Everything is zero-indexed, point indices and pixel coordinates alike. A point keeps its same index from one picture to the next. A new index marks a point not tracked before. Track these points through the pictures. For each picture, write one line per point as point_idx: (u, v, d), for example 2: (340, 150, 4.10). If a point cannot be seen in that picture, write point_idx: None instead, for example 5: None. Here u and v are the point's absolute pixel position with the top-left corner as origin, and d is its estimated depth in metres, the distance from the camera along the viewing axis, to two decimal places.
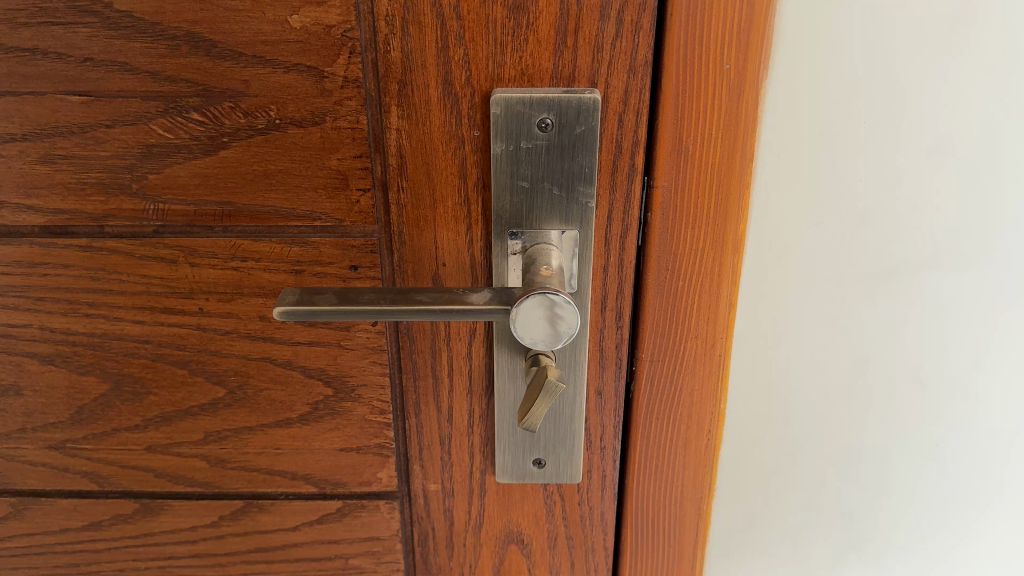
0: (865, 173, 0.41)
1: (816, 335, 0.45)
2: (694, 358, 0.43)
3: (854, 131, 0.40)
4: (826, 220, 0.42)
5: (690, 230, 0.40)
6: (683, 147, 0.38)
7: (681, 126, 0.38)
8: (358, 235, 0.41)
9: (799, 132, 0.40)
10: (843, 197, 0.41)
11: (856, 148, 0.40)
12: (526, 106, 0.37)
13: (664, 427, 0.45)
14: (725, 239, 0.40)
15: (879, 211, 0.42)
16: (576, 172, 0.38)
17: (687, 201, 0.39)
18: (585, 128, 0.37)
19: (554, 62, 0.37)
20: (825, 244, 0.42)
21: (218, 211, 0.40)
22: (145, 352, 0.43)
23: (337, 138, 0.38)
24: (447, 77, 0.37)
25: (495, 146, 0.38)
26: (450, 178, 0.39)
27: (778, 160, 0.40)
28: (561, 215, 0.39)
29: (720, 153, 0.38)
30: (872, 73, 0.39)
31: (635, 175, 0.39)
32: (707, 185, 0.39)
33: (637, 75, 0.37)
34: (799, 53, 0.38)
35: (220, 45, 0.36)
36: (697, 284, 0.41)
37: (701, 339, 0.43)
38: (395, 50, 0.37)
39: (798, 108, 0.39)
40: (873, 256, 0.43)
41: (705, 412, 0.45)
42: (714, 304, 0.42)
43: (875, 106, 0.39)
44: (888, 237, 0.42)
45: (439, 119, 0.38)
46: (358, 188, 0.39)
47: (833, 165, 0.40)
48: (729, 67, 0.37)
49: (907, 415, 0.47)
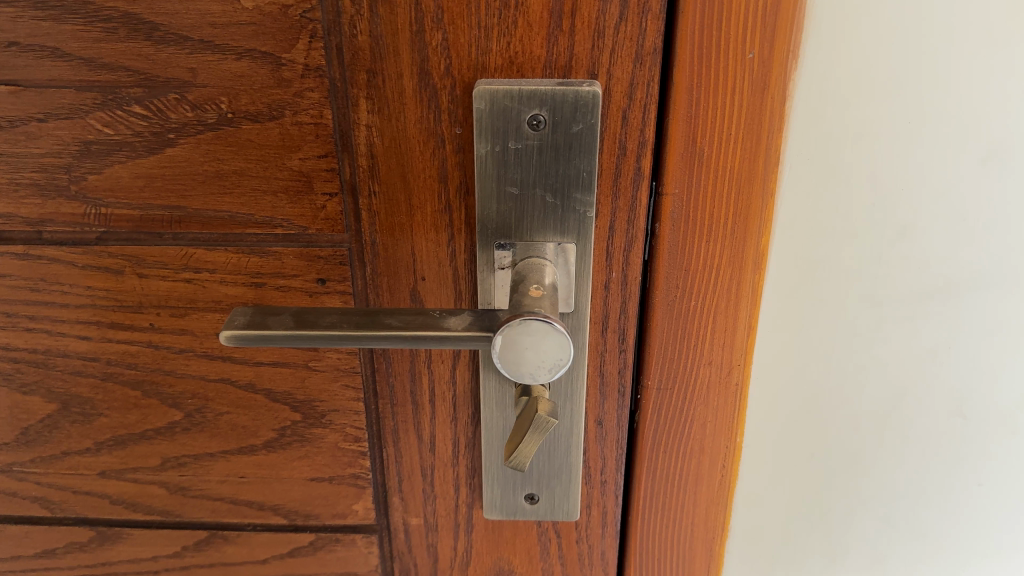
0: (910, 183, 0.35)
1: (848, 365, 0.39)
2: (708, 387, 0.38)
3: (898, 133, 0.34)
4: (863, 235, 0.36)
5: (705, 244, 0.35)
6: (698, 150, 0.33)
7: (695, 124, 0.33)
8: (325, 245, 0.36)
9: (832, 134, 0.34)
10: (883, 210, 0.36)
11: (898, 154, 0.35)
12: (515, 100, 0.32)
13: (674, 461, 0.40)
14: (745, 256, 0.35)
15: (922, 226, 0.36)
16: (573, 177, 0.33)
17: (701, 210, 0.34)
18: (582, 126, 0.32)
19: (547, 50, 0.32)
20: (859, 262, 0.37)
21: (167, 216, 0.35)
22: (93, 371, 0.39)
23: (299, 135, 0.33)
24: (423, 65, 0.32)
25: (479, 146, 0.33)
26: (429, 182, 0.34)
27: (810, 166, 0.35)
28: (555, 225, 0.34)
29: (741, 157, 0.33)
30: (919, 65, 0.33)
31: (641, 179, 0.34)
32: (725, 192, 0.34)
33: (645, 64, 0.32)
34: (836, 42, 0.33)
35: (161, 28, 0.32)
36: (713, 303, 0.36)
37: (715, 367, 0.38)
38: (362, 34, 0.31)
39: (834, 106, 0.34)
40: (915, 275, 0.37)
41: (719, 444, 0.40)
42: (731, 326, 0.37)
43: (922, 105, 0.34)
44: (933, 254, 0.37)
45: (416, 114, 0.33)
46: (324, 192, 0.35)
47: (872, 173, 0.35)
48: (752, 57, 0.31)
49: (946, 449, 0.42)
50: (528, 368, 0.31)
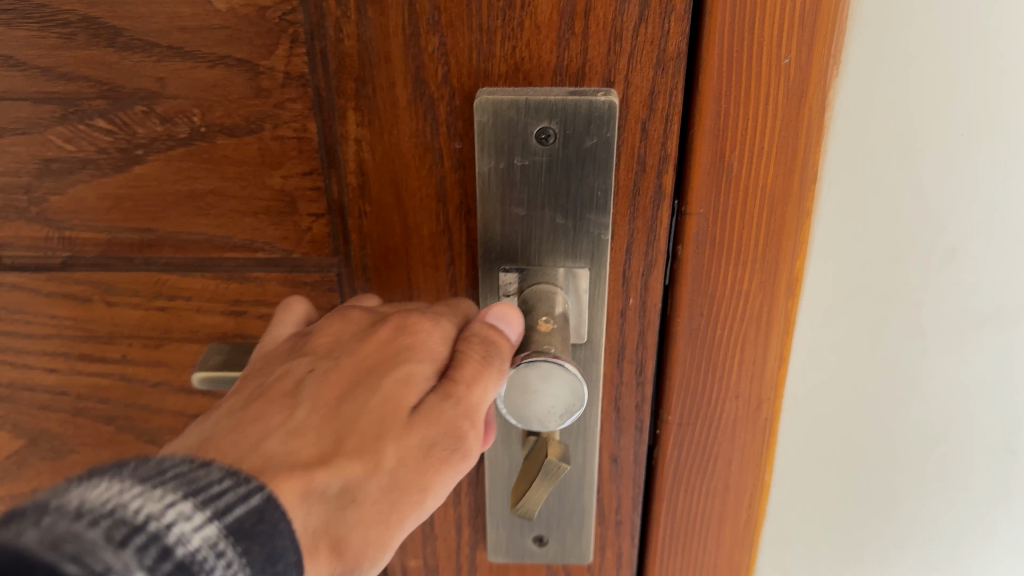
0: (962, 200, 0.31)
1: (886, 397, 0.36)
2: (733, 424, 0.35)
3: (951, 144, 0.30)
4: (908, 257, 0.32)
5: (732, 267, 0.32)
6: (726, 166, 0.30)
7: (723, 137, 0.29)
8: (312, 270, 0.32)
9: (876, 146, 0.31)
10: (930, 229, 0.32)
11: (950, 169, 0.31)
12: (521, 112, 0.29)
13: (695, 502, 0.37)
14: (777, 281, 0.32)
15: (974, 247, 0.32)
16: (586, 196, 0.30)
17: (730, 232, 0.31)
18: (596, 141, 0.29)
19: (557, 55, 0.28)
20: (904, 286, 0.33)
21: (137, 240, 0.32)
22: (62, 406, 0.36)
23: (281, 150, 0.30)
24: (418, 73, 0.29)
25: (482, 163, 0.29)
26: (426, 201, 0.31)
27: (849, 180, 0.31)
28: (566, 248, 0.31)
29: (774, 173, 0.30)
30: (975, 69, 0.29)
31: (662, 198, 0.31)
32: (755, 210, 0.30)
33: (667, 71, 0.28)
34: (881, 44, 0.29)
35: (125, 33, 0.28)
36: (740, 332, 0.33)
37: (742, 402, 0.34)
38: (350, 39, 0.28)
39: (878, 114, 0.30)
40: (965, 300, 0.33)
41: (745, 484, 0.36)
42: (762, 357, 0.33)
43: (980, 113, 0.30)
44: (986, 278, 0.33)
45: (410, 127, 0.30)
46: (309, 213, 0.31)
47: (920, 189, 0.31)
48: (788, 62, 0.28)
49: (997, 489, 0.38)
50: (532, 413, 0.28)
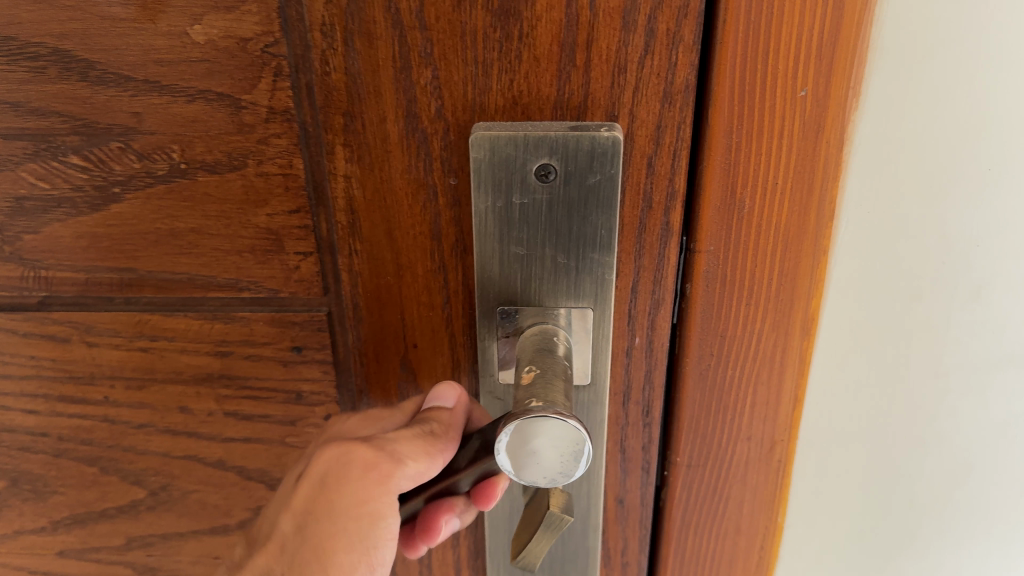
0: (989, 238, 0.29)
1: (903, 441, 0.34)
2: (745, 465, 0.33)
3: (977, 179, 0.28)
4: (929, 297, 0.31)
5: (743, 305, 0.30)
6: (738, 203, 0.28)
7: (734, 173, 0.27)
8: (300, 309, 0.31)
9: (895, 182, 0.29)
10: (953, 267, 0.30)
11: (975, 205, 0.29)
12: (519, 147, 0.27)
13: (705, 545, 0.35)
14: (791, 321, 0.30)
15: (1001, 286, 0.30)
16: (589, 235, 0.28)
17: (742, 270, 0.29)
18: (600, 178, 0.27)
19: (557, 87, 0.27)
20: (926, 326, 0.31)
21: (116, 279, 0.30)
22: (43, 447, 0.34)
23: (265, 187, 0.28)
24: (410, 107, 0.27)
25: (478, 201, 0.28)
26: (420, 239, 0.29)
27: (868, 217, 0.29)
28: (568, 288, 0.29)
29: (789, 210, 0.28)
30: (1004, 101, 0.27)
31: (670, 235, 0.29)
32: (768, 248, 0.29)
33: (675, 105, 0.27)
34: (903, 76, 0.27)
35: (98, 66, 0.27)
36: (752, 372, 0.31)
37: (751, 444, 0.33)
38: (336, 71, 0.26)
39: (898, 149, 0.28)
40: (992, 342, 0.31)
41: (758, 526, 0.35)
42: (775, 397, 0.32)
43: (1008, 147, 0.28)
44: (1013, 319, 0.31)
45: (402, 163, 0.28)
46: (296, 252, 0.30)
47: (944, 227, 0.29)
48: (803, 94, 0.26)
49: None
50: (542, 472, 0.26)
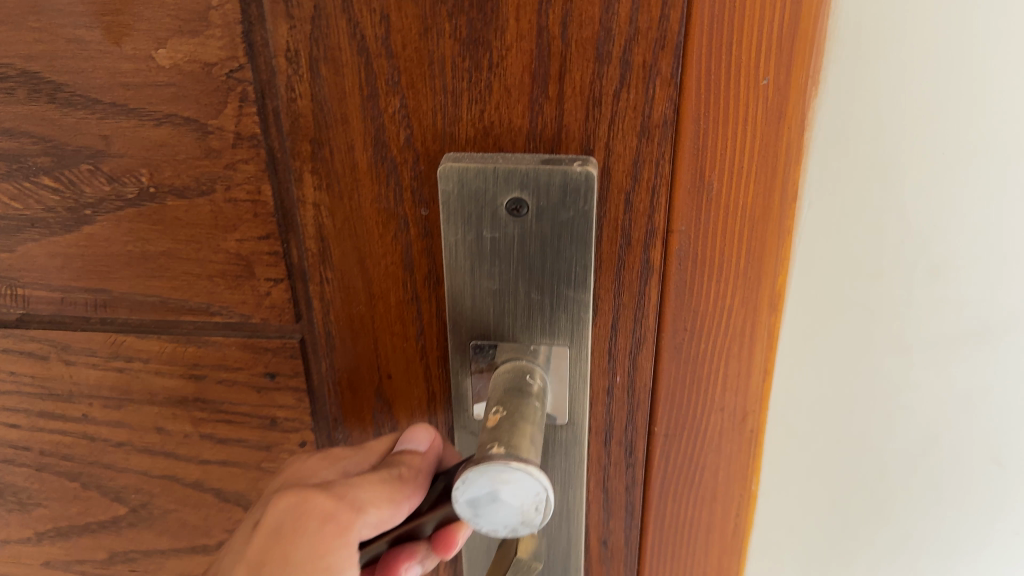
0: (966, 232, 0.28)
1: (880, 442, 0.32)
2: (717, 475, 0.31)
3: (949, 152, 0.27)
4: (905, 294, 0.29)
5: (710, 299, 0.28)
6: (705, 185, 0.26)
7: (703, 156, 0.25)
8: (273, 335, 0.30)
9: (864, 173, 0.27)
10: (925, 247, 0.28)
11: (950, 198, 0.27)
12: (489, 181, 0.26)
13: (676, 550, 0.33)
14: (759, 318, 0.28)
15: (982, 284, 0.28)
16: (563, 272, 0.27)
17: (707, 260, 0.27)
18: (573, 214, 0.26)
19: (530, 120, 0.25)
20: (902, 324, 0.29)
21: (90, 300, 0.30)
22: (26, 461, 0.35)
23: (235, 214, 0.28)
24: (378, 136, 0.26)
25: (448, 234, 0.27)
26: (391, 269, 0.28)
27: (833, 203, 0.28)
28: (543, 325, 0.28)
29: (754, 197, 0.26)
30: (978, 89, 0.26)
31: (651, 274, 0.28)
32: (733, 242, 0.27)
33: (653, 139, 0.25)
34: (867, 62, 0.26)
35: (67, 89, 0.26)
36: (721, 371, 0.29)
37: (725, 446, 0.31)
38: (302, 98, 0.26)
39: (860, 120, 0.26)
40: (970, 343, 0.29)
41: (728, 531, 0.33)
42: (742, 395, 0.30)
43: (986, 135, 0.26)
44: (995, 320, 0.29)
45: (372, 192, 0.27)
46: (267, 278, 0.29)
47: (918, 220, 0.28)
48: (766, 83, 0.24)
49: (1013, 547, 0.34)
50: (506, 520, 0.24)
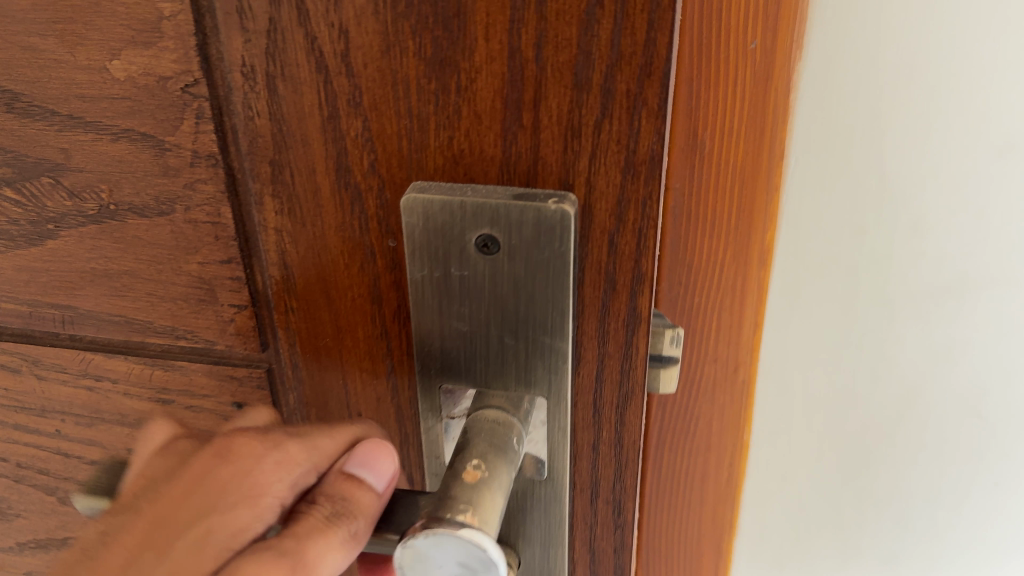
0: (921, 176, 0.34)
1: (857, 359, 0.39)
2: (712, 391, 0.37)
3: (917, 111, 0.32)
4: (872, 231, 0.35)
5: (705, 239, 0.32)
6: (698, 142, 0.30)
7: (696, 116, 0.30)
8: (240, 362, 0.29)
9: (841, 124, 0.33)
10: (891, 201, 0.35)
11: (912, 146, 0.33)
12: (457, 214, 0.23)
13: (681, 459, 0.38)
14: (749, 253, 0.33)
15: (933, 218, 0.35)
16: (539, 317, 0.24)
17: (704, 202, 0.31)
18: (549, 256, 0.23)
19: (503, 150, 0.23)
20: (869, 253, 0.36)
21: (58, 315, 0.29)
22: (5, 471, 0.34)
23: (196, 236, 0.26)
24: (340, 160, 0.24)
25: (414, 269, 0.24)
26: (359, 303, 0.26)
27: (815, 154, 0.34)
28: (517, 373, 0.25)
29: (744, 151, 0.31)
30: (935, 49, 0.31)
31: (639, 323, 0.25)
32: (728, 189, 0.31)
33: (640, 176, 0.22)
34: (848, 23, 0.31)
35: (25, 99, 0.25)
36: (720, 298, 0.34)
37: (719, 379, 0.36)
38: (261, 116, 0.24)
39: (843, 81, 0.32)
40: (926, 270, 0.36)
41: (725, 445, 0.38)
42: (739, 316, 0.35)
43: (938, 95, 0.32)
44: (943, 249, 0.36)
45: (336, 219, 0.25)
46: (231, 304, 0.27)
47: (886, 163, 0.34)
48: (754, 46, 0.29)
49: (957, 448, 0.42)
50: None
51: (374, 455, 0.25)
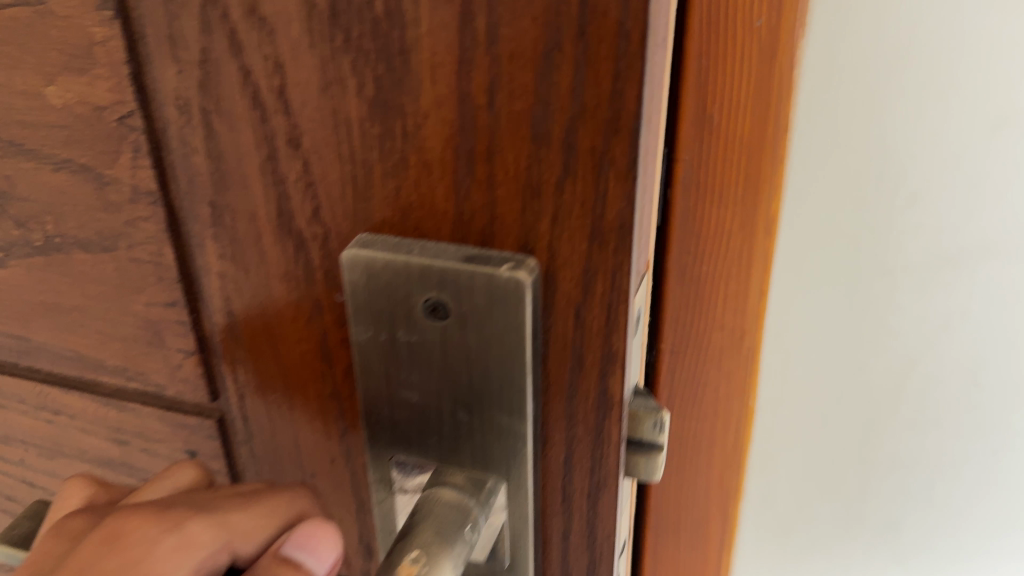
0: (940, 152, 0.29)
1: (862, 363, 0.34)
2: (717, 402, 0.32)
3: (940, 78, 0.27)
4: (882, 213, 0.30)
5: (713, 215, 0.27)
6: (707, 117, 0.25)
7: (704, 91, 0.25)
8: (190, 409, 0.26)
9: (849, 88, 0.28)
10: (902, 183, 0.29)
11: (932, 116, 0.28)
12: (402, 275, 0.21)
13: (684, 464, 0.34)
14: (755, 237, 0.28)
15: (952, 202, 0.30)
16: (494, 395, 0.21)
17: (709, 183, 0.27)
18: (503, 328, 0.20)
19: (454, 206, 0.20)
20: (874, 238, 0.31)
21: (15, 345, 0.28)
22: None
23: (139, 275, 0.24)
24: (280, 206, 0.21)
25: (358, 331, 0.22)
26: (306, 359, 0.24)
27: (819, 121, 0.29)
28: (473, 452, 0.22)
29: (752, 125, 0.26)
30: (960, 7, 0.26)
31: (611, 407, 0.22)
32: (736, 168, 0.27)
33: (608, 243, 0.19)
34: None
35: None
36: (723, 290, 0.29)
37: (724, 393, 0.32)
38: (197, 153, 0.21)
39: (853, 36, 0.27)
40: (942, 264, 0.31)
41: (732, 451, 0.33)
42: (742, 312, 0.30)
43: (967, 58, 0.27)
44: (961, 239, 0.30)
45: (279, 269, 0.22)
46: (177, 349, 0.25)
47: (897, 136, 0.29)
48: (760, 23, 0.25)
49: (972, 482, 0.36)
50: None
51: (316, 538, 0.23)
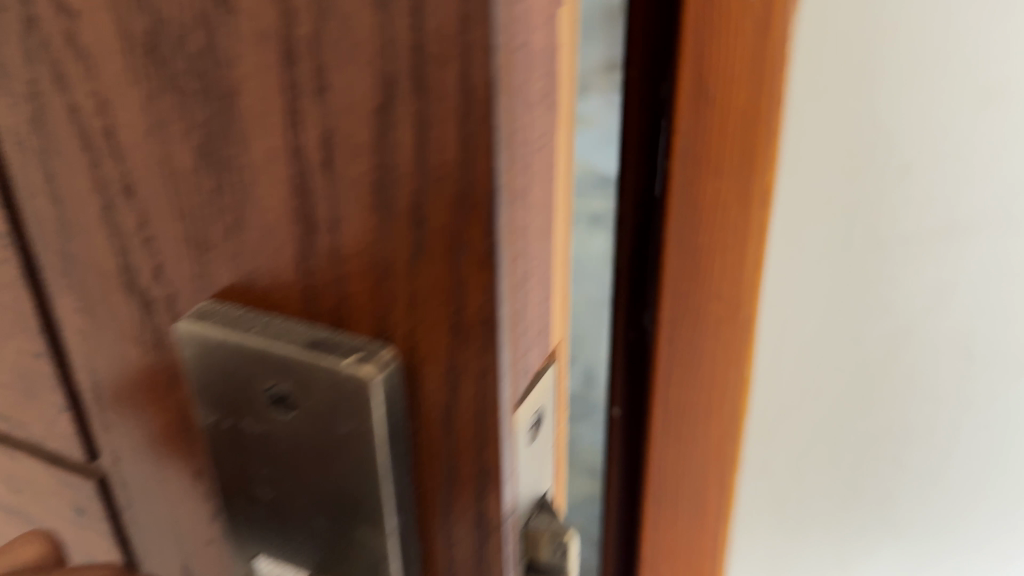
0: (944, 118, 0.27)
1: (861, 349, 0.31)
2: (703, 374, 0.31)
3: (947, 41, 0.26)
4: (890, 185, 0.28)
5: (711, 186, 0.27)
6: (704, 88, 0.26)
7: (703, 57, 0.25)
8: (71, 468, 0.24)
9: (844, 52, 0.26)
10: (907, 152, 0.27)
11: (938, 81, 0.26)
12: (241, 357, 0.17)
13: (685, 442, 0.32)
14: (752, 204, 0.28)
15: (958, 166, 0.27)
16: (352, 503, 0.18)
17: (710, 152, 0.27)
18: (350, 429, 0.17)
19: (299, 280, 0.17)
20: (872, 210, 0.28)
21: None
22: None
23: (6, 322, 0.22)
24: (125, 262, 0.18)
25: (205, 412, 0.19)
26: (172, 426, 0.21)
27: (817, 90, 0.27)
28: (335, 564, 0.19)
29: (748, 91, 0.26)
30: None
31: (491, 528, 0.18)
32: (734, 135, 0.26)
33: (472, 340, 0.16)
34: None
35: None
36: (721, 261, 0.28)
37: (725, 371, 0.31)
38: (41, 195, 0.19)
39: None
40: (947, 234, 0.28)
41: (726, 427, 0.32)
42: (740, 282, 0.29)
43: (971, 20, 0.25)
44: (964, 207, 0.28)
45: (131, 329, 0.19)
46: (50, 402, 0.23)
47: (909, 105, 0.27)
48: None
49: (983, 476, 0.33)
50: None
51: None
